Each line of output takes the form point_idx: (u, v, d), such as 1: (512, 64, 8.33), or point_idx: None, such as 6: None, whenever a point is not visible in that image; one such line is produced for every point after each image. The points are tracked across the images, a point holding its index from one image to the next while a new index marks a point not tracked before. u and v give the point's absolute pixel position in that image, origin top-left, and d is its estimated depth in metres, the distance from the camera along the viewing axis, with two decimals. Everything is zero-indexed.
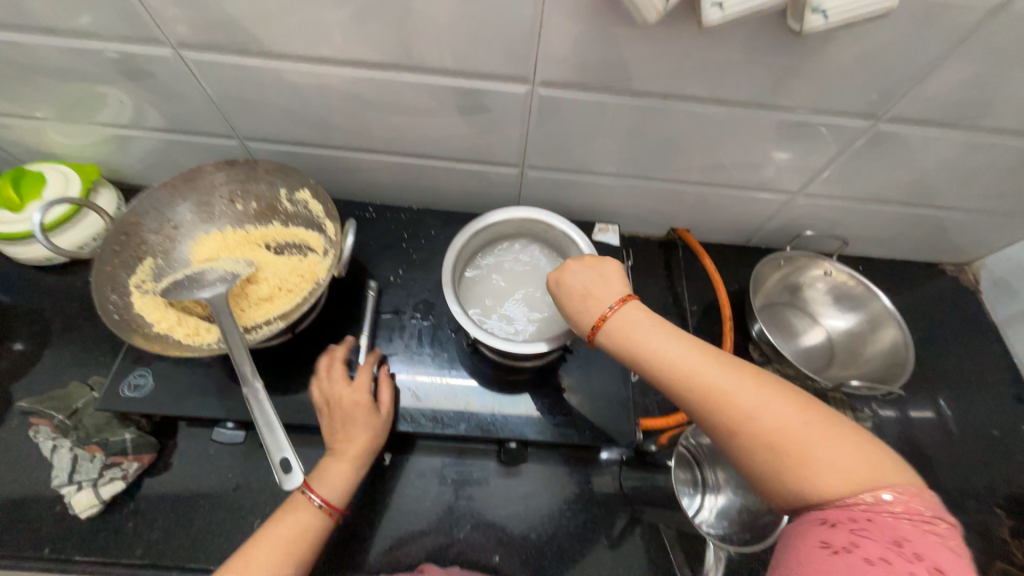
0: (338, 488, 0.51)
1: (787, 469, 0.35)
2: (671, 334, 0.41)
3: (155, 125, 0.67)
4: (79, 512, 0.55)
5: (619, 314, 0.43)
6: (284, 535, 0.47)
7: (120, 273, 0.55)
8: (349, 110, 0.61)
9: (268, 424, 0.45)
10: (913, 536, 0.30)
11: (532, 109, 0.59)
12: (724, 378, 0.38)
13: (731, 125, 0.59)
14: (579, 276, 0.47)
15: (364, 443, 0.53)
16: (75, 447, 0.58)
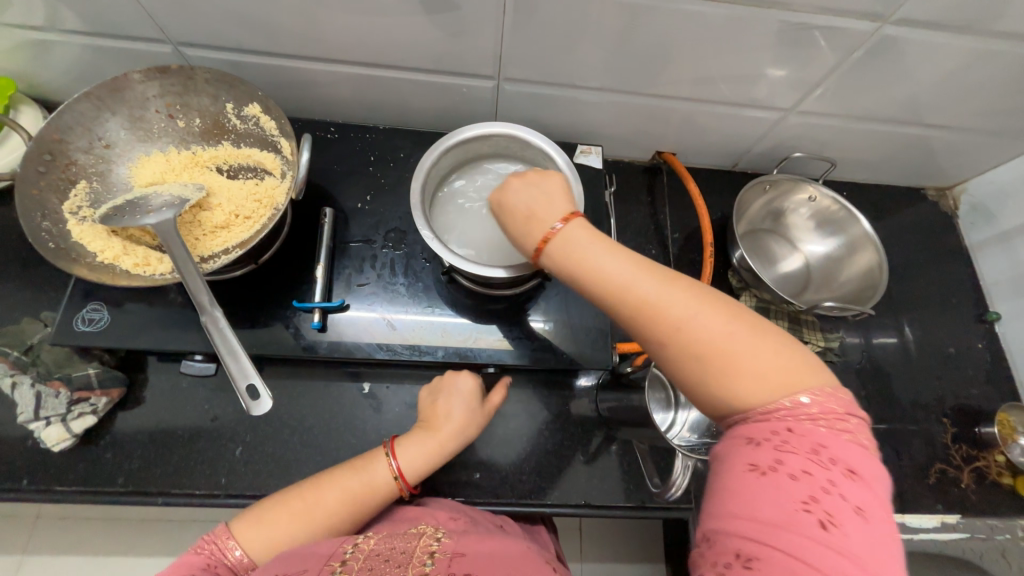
0: (416, 467, 0.51)
1: (713, 376, 0.34)
2: (610, 249, 0.39)
3: (69, 26, 0.57)
4: (51, 447, 0.54)
5: (561, 232, 0.40)
6: (355, 486, 0.48)
7: (51, 197, 0.49)
8: (296, 7, 0.53)
9: (232, 351, 0.43)
10: (828, 439, 0.30)
11: (506, 7, 0.52)
12: (658, 291, 0.36)
13: (727, 28, 0.54)
14: (519, 193, 0.43)
15: (456, 437, 0.53)
16: (36, 384, 0.55)
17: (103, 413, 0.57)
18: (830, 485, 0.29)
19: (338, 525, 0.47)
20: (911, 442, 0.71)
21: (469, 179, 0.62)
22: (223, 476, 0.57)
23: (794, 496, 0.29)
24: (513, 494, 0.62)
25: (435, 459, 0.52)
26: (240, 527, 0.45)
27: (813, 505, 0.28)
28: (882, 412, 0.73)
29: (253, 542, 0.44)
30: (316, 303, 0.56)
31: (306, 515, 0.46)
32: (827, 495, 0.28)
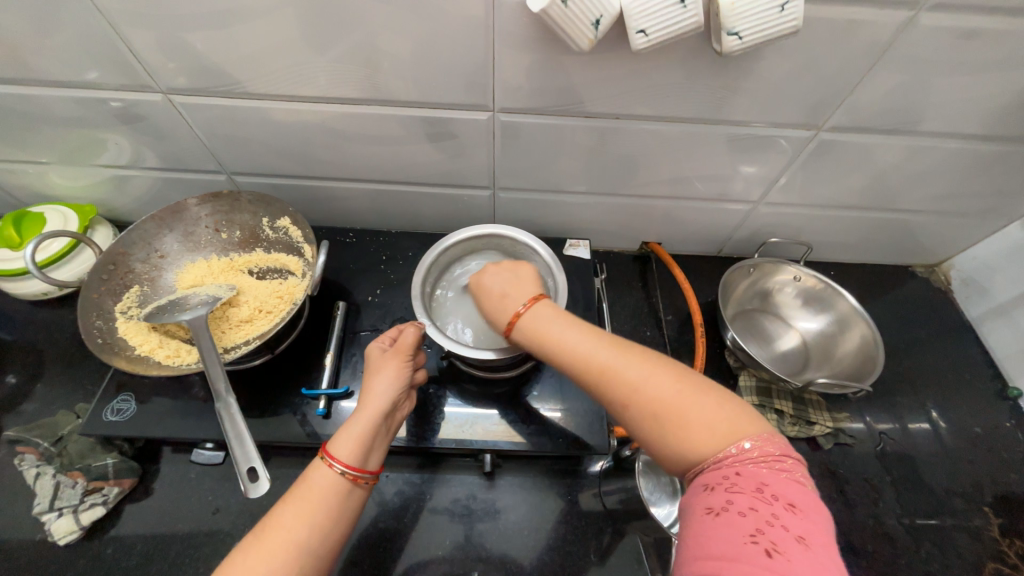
0: (350, 446, 0.46)
1: (669, 435, 0.37)
2: (575, 327, 0.43)
3: (150, 165, 0.72)
4: (59, 539, 0.56)
5: (533, 313, 0.45)
6: (301, 503, 0.44)
7: (107, 300, 0.57)
8: (327, 143, 0.65)
9: (238, 435, 0.46)
10: (770, 478, 0.33)
11: (495, 134, 0.63)
12: (616, 359, 0.40)
13: (684, 141, 0.63)
14: (493, 278, 0.49)
15: (379, 394, 0.50)
16: (57, 474, 0.59)
17: (112, 504, 0.59)
18: (773, 518, 0.30)
19: (299, 546, 0.41)
20: (954, 536, 0.65)
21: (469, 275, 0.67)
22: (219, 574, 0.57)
23: (744, 531, 0.30)
24: None
25: (370, 430, 0.48)
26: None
27: (759, 537, 0.30)
28: (915, 502, 0.67)
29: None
30: (323, 390, 0.60)
31: (257, 551, 0.40)
32: (771, 527, 0.30)
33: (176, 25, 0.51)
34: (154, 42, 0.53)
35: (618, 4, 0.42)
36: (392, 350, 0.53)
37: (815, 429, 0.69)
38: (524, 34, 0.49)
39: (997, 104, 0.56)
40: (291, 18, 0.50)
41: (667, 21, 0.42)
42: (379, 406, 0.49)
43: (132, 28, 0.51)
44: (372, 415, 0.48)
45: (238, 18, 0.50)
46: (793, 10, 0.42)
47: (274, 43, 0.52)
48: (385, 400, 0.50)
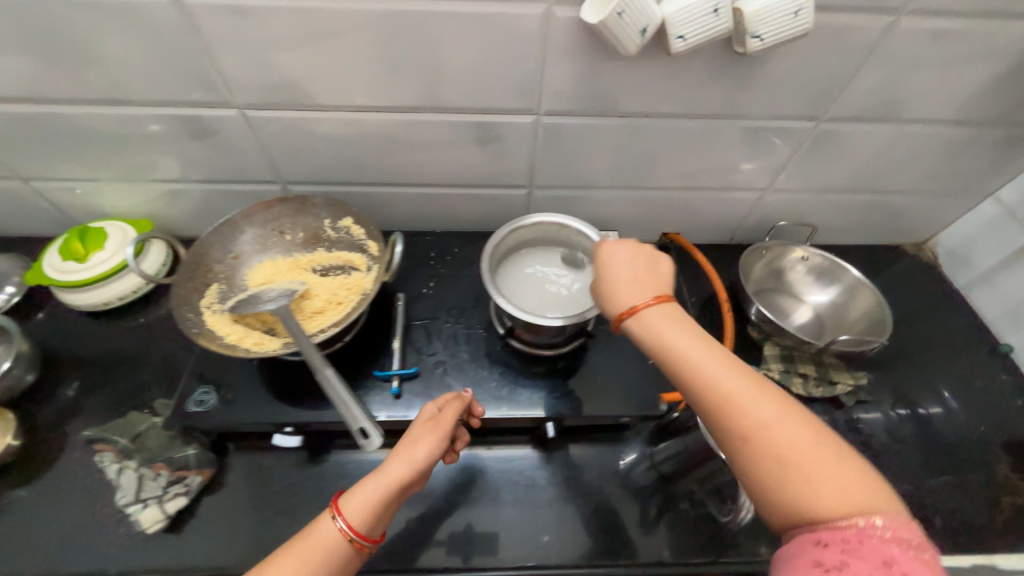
0: (361, 514, 0.49)
1: (791, 484, 0.41)
2: (698, 335, 0.48)
3: (210, 177, 0.77)
4: (146, 529, 0.58)
5: (657, 312, 0.49)
6: (309, 553, 0.47)
7: (194, 296, 0.62)
8: (382, 150, 0.72)
9: (343, 401, 0.52)
10: (900, 558, 0.37)
11: (538, 135, 0.70)
12: (744, 393, 0.44)
13: (703, 136, 0.72)
14: (621, 270, 0.53)
15: (406, 465, 0.52)
16: (141, 467, 0.61)
17: (193, 494, 0.61)
18: None
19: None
20: (969, 479, 0.72)
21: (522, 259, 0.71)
22: None
23: None
24: (582, 554, 0.63)
25: (385, 499, 0.50)
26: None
27: None
28: (931, 450, 0.74)
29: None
30: (394, 371, 0.64)
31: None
32: None
33: (265, 45, 0.57)
34: (240, 61, 0.59)
35: (662, 14, 0.50)
36: (435, 420, 0.56)
37: (839, 388, 0.76)
38: (572, 44, 0.58)
39: (966, 93, 0.66)
40: (368, 35, 0.57)
41: (704, 27, 0.51)
42: (400, 476, 0.51)
43: (223, 48, 0.58)
44: (389, 482, 0.51)
45: (321, 37, 0.57)
46: (805, 16, 0.51)
47: (350, 58, 0.59)
48: (408, 470, 0.52)
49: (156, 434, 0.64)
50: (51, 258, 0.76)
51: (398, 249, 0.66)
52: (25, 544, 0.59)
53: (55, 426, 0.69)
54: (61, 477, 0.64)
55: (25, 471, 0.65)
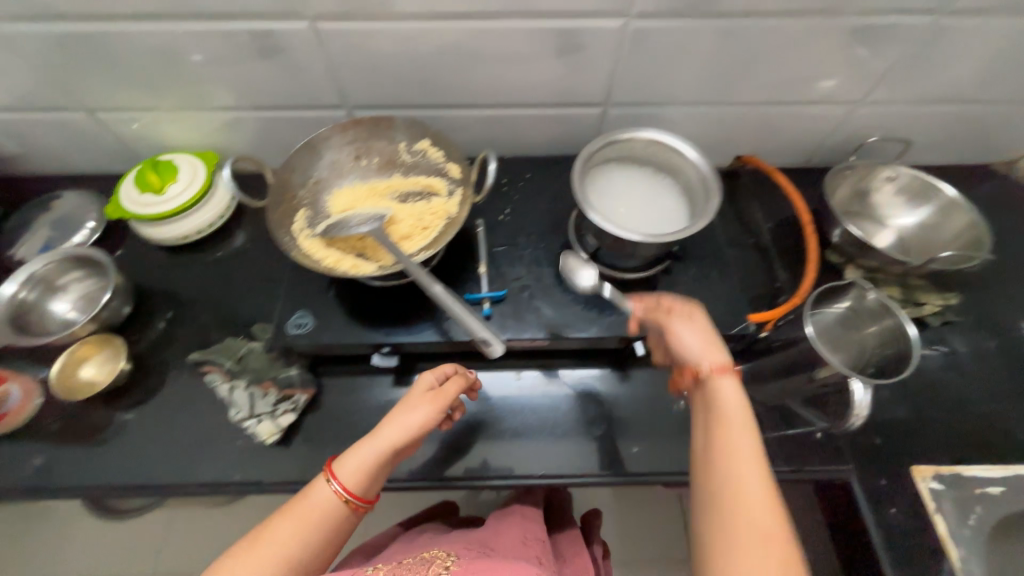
0: (356, 479, 0.53)
1: (749, 561, 0.42)
2: (743, 408, 0.51)
3: (276, 103, 0.74)
4: (265, 441, 0.63)
5: (719, 382, 0.53)
6: (304, 509, 0.51)
7: (284, 220, 0.62)
8: (455, 65, 0.68)
9: (462, 315, 0.57)
10: None
11: (623, 42, 0.65)
12: (756, 471, 0.47)
13: (802, 38, 0.66)
14: (697, 337, 0.56)
15: (399, 433, 0.55)
16: (249, 386, 0.65)
17: (300, 411, 0.65)
18: None
19: (289, 560, 0.48)
20: None
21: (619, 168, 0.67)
22: (408, 465, 0.64)
23: None
24: (671, 464, 0.65)
25: (378, 464, 0.54)
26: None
27: None
28: None
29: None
30: (485, 294, 0.65)
31: (256, 556, 0.48)
32: None
33: None
34: None
35: None
36: (433, 393, 0.58)
37: (926, 309, 0.74)
38: None
39: None
40: None
41: None
42: (394, 441, 0.55)
43: None
44: (384, 445, 0.55)
45: None
46: None
47: None
48: (400, 437, 0.56)
49: (257, 357, 0.67)
50: (127, 191, 0.76)
51: (489, 168, 0.61)
52: (156, 455, 0.64)
53: (157, 352, 0.72)
54: (175, 397, 0.68)
55: (139, 392, 0.69)
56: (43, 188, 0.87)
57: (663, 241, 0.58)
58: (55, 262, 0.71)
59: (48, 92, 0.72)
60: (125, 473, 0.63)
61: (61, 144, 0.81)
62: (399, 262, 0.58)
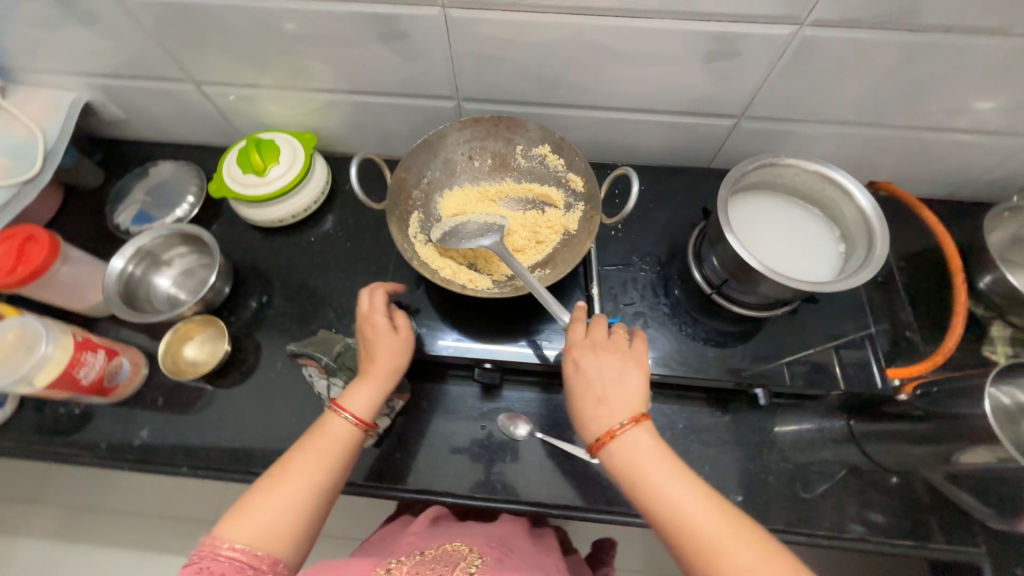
0: (365, 406, 0.54)
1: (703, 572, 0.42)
2: (661, 460, 0.46)
3: (388, 90, 0.71)
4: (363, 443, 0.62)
5: (632, 438, 0.46)
6: (324, 445, 0.52)
7: (402, 223, 0.59)
8: (586, 62, 0.62)
9: None
10: None
11: (786, 52, 0.57)
12: (690, 499, 0.44)
13: (1002, 61, 0.56)
14: (594, 377, 0.49)
15: (388, 370, 0.56)
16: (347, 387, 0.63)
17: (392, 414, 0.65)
18: None
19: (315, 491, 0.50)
20: None
21: (780, 197, 0.62)
22: (505, 486, 0.62)
23: None
24: (777, 521, 0.61)
25: (381, 394, 0.56)
26: (224, 526, 0.46)
27: None
28: None
29: (245, 532, 0.46)
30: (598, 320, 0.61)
31: (286, 487, 0.49)
32: None
33: None
34: None
35: None
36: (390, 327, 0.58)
37: None
38: None
39: None
40: None
41: None
42: (388, 376, 0.56)
43: None
44: (380, 385, 0.56)
45: None
46: None
47: None
48: (392, 372, 0.56)
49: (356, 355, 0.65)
50: (231, 170, 0.75)
51: (632, 189, 0.56)
52: (253, 443, 0.65)
53: (251, 337, 0.72)
54: (271, 385, 0.69)
55: (236, 376, 0.69)
56: (144, 154, 0.88)
57: (784, 281, 0.54)
58: (162, 236, 0.71)
59: (162, 61, 0.70)
60: (222, 457, 0.64)
61: (166, 112, 0.81)
62: (511, 282, 0.57)
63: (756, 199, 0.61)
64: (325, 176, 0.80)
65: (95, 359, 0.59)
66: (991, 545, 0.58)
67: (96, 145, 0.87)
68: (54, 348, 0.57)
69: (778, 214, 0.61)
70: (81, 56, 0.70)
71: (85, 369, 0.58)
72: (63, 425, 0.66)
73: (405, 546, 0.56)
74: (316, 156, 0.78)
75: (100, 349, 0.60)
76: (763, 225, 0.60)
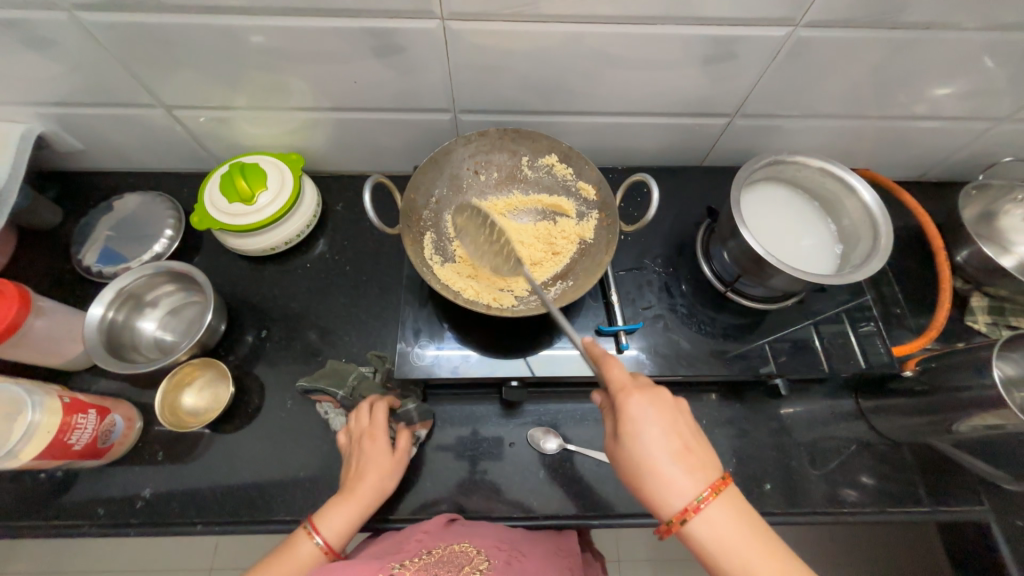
0: (338, 529, 0.51)
1: None
2: (743, 528, 0.43)
3: (380, 105, 0.68)
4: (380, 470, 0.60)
5: (716, 510, 0.43)
6: (288, 568, 0.49)
7: (417, 245, 0.58)
8: (586, 70, 0.62)
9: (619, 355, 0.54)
10: None
11: (781, 51, 0.59)
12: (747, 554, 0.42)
13: (974, 52, 0.60)
14: (661, 439, 0.45)
15: (372, 490, 0.54)
16: None
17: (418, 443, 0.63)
18: None
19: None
20: None
21: (781, 192, 0.65)
22: (541, 504, 0.61)
23: None
24: (805, 504, 0.63)
25: (360, 514, 0.53)
26: None
27: None
28: None
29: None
30: (621, 326, 0.60)
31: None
32: None
33: None
34: None
35: None
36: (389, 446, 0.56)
37: None
38: None
39: None
40: None
41: None
42: (370, 497, 0.53)
43: None
44: (359, 503, 0.53)
45: None
46: None
47: None
48: (375, 493, 0.54)
49: (370, 386, 0.63)
50: (214, 198, 0.70)
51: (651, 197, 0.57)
52: (267, 488, 0.61)
53: (253, 375, 0.68)
54: (280, 425, 0.65)
55: (242, 419, 0.65)
56: (108, 186, 0.81)
57: (802, 273, 0.56)
58: (146, 277, 0.66)
59: (125, 86, 0.64)
60: (234, 509, 0.59)
61: (131, 140, 0.74)
62: (530, 301, 0.56)
63: (759, 196, 0.64)
64: (316, 198, 0.76)
65: (88, 420, 0.55)
66: (993, 501, 0.63)
67: (50, 180, 0.79)
68: (43, 415, 0.52)
69: (782, 209, 0.64)
70: (29, 86, 0.63)
71: (77, 433, 0.54)
72: (48, 496, 0.60)
73: (412, 545, 0.52)
74: (305, 178, 0.74)
75: (92, 409, 0.56)
76: (771, 220, 0.62)
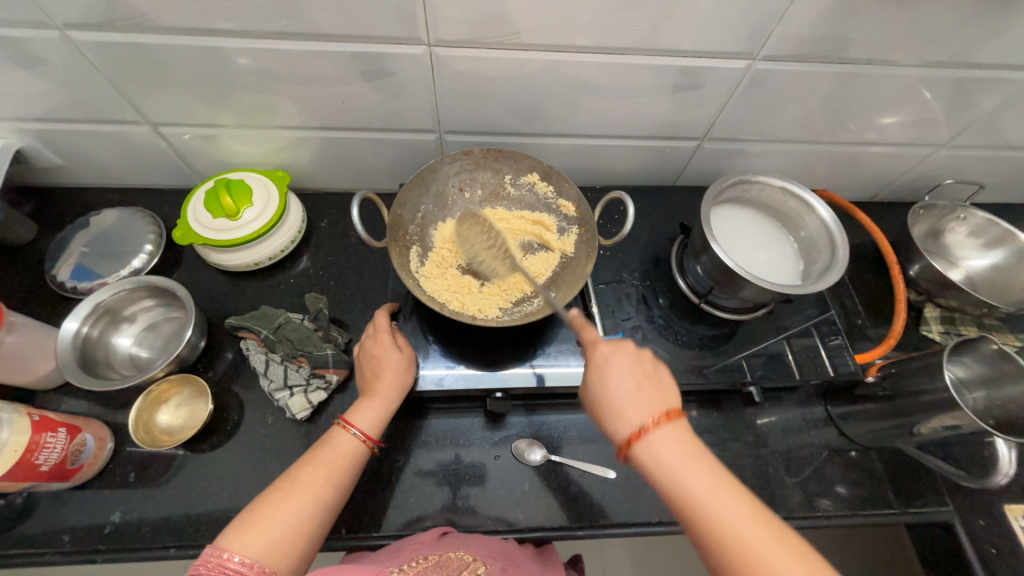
0: (372, 420, 0.54)
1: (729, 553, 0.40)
2: (710, 481, 0.43)
3: (366, 125, 0.70)
4: (295, 414, 0.63)
5: (664, 436, 0.45)
6: (329, 460, 0.50)
7: (403, 259, 0.60)
8: (565, 96, 0.66)
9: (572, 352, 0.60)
10: None
11: (742, 81, 0.64)
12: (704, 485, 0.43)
13: (911, 86, 0.66)
14: (627, 399, 0.48)
15: (395, 387, 0.57)
16: (283, 359, 0.65)
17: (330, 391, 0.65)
18: None
19: (323, 505, 0.48)
20: None
21: (747, 210, 0.70)
22: (526, 518, 0.61)
23: None
24: (783, 509, 0.65)
25: (387, 408, 0.56)
26: (229, 537, 0.43)
27: None
28: None
29: (256, 543, 0.42)
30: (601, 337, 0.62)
31: (298, 497, 0.46)
32: None
33: None
34: None
35: None
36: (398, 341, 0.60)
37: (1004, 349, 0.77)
38: None
39: None
40: None
41: None
42: (394, 390, 0.57)
43: None
44: (385, 394, 0.56)
45: None
46: None
47: None
48: (395, 385, 0.57)
49: (296, 327, 0.66)
50: (196, 213, 0.70)
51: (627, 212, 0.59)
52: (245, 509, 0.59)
53: (233, 391, 0.67)
54: (260, 443, 0.63)
55: (220, 437, 0.63)
56: (87, 202, 0.80)
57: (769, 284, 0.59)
58: (124, 291, 0.65)
59: (109, 102, 0.65)
60: (209, 531, 0.57)
61: (113, 157, 0.74)
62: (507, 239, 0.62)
63: (726, 213, 0.69)
64: (301, 214, 0.77)
65: (57, 439, 0.53)
66: (956, 501, 0.66)
67: (26, 196, 0.78)
68: (10, 434, 0.50)
69: (748, 226, 0.68)
70: (10, 101, 0.63)
71: (45, 453, 0.52)
72: (8, 524, 0.57)
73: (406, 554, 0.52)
74: (290, 194, 0.75)
75: (61, 428, 0.54)
76: (738, 235, 0.67)
